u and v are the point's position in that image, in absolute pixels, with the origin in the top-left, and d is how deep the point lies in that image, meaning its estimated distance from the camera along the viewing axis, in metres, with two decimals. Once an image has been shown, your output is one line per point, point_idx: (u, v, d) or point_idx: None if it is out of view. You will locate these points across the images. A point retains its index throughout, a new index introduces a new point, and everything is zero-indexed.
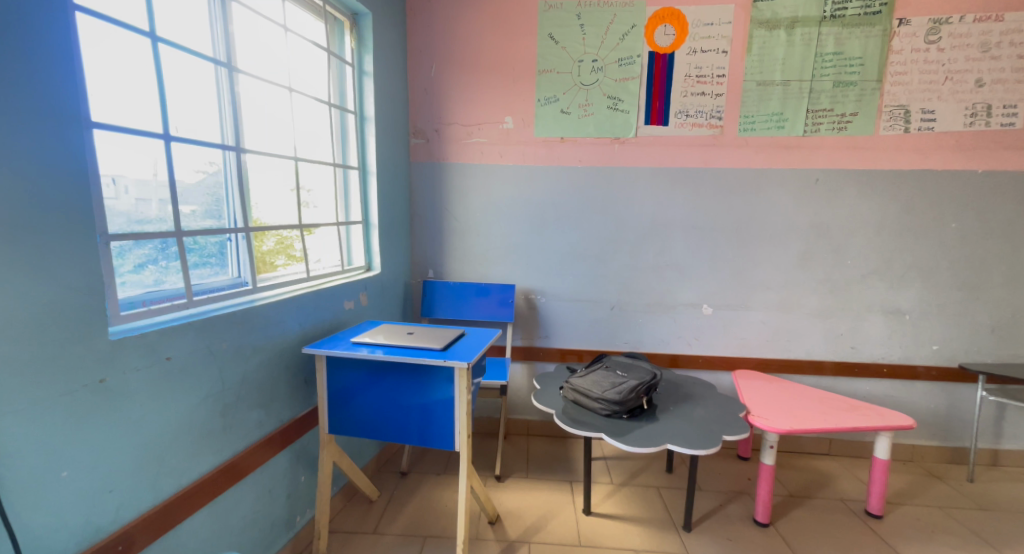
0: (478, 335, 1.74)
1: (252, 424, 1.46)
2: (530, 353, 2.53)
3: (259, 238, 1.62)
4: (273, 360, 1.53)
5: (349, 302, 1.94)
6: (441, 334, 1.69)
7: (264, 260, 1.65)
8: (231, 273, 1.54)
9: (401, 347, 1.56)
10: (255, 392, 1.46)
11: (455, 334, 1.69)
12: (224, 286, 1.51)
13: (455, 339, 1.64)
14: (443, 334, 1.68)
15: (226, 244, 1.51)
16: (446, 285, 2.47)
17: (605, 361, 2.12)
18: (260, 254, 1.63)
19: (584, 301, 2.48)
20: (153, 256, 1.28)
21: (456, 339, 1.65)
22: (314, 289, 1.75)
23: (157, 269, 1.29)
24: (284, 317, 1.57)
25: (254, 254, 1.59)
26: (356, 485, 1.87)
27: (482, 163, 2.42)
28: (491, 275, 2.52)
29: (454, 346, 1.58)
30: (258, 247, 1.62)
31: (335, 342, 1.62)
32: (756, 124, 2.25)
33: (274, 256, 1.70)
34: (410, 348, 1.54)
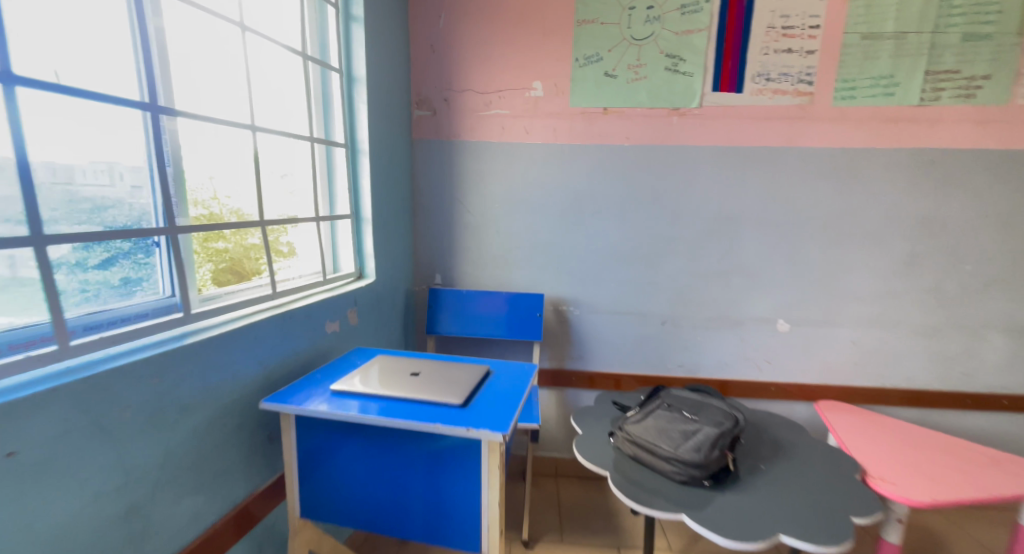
0: (509, 375, 1.26)
1: (182, 518, 1.00)
2: (560, 377, 2.07)
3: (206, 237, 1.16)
4: (214, 421, 1.05)
5: (332, 324, 1.46)
6: (459, 375, 1.21)
7: (217, 269, 1.20)
8: (161, 292, 1.08)
9: (403, 401, 1.08)
10: (183, 471, 0.99)
11: (479, 375, 1.21)
12: (139, 313, 1.03)
13: (479, 386, 1.17)
14: (462, 376, 1.20)
15: (150, 251, 1.05)
16: (458, 295, 1.98)
17: (663, 397, 1.66)
18: (211, 260, 1.18)
19: (626, 314, 2.01)
20: (125, 249, 1.00)
21: (480, 386, 1.17)
22: (280, 310, 1.26)
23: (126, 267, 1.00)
24: (230, 355, 1.09)
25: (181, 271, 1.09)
26: None
27: (502, 141, 1.92)
28: (512, 282, 2.04)
29: (479, 397, 1.11)
30: (239, 243, 1.26)
31: (308, 391, 1.14)
32: (858, 90, 1.74)
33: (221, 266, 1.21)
34: (416, 404, 1.07)
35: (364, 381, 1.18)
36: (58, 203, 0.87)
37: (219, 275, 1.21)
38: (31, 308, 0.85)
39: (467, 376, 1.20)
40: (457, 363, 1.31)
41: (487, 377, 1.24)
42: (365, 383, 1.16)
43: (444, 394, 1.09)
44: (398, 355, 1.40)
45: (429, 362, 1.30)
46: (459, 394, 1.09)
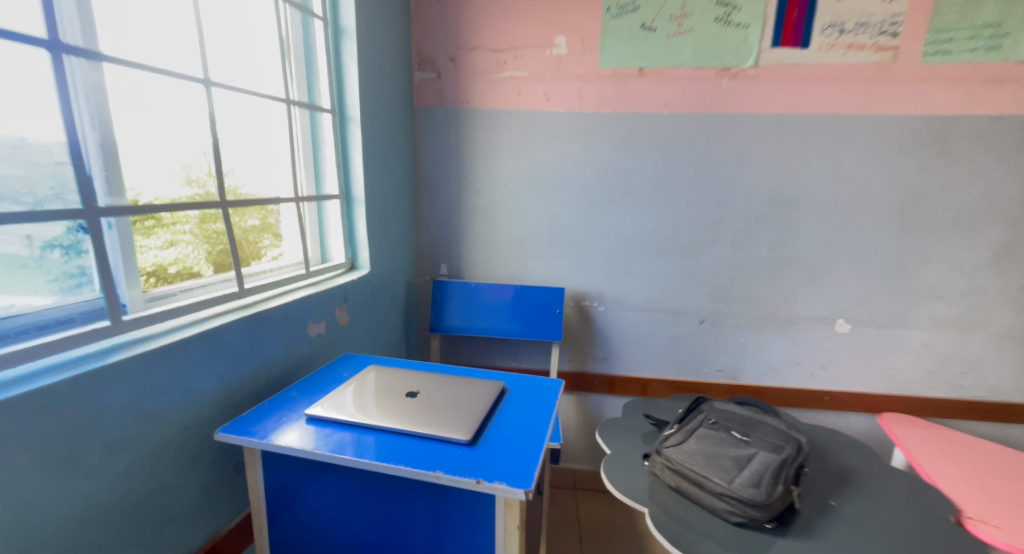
0: (527, 396, 1.02)
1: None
2: (582, 381, 1.84)
3: (205, 218, 1.05)
4: (153, 459, 0.83)
5: (315, 327, 1.23)
6: (466, 397, 0.97)
7: (214, 252, 1.08)
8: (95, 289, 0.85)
9: (397, 435, 0.85)
10: (109, 527, 0.77)
11: (493, 398, 0.98)
12: (64, 317, 0.81)
13: (492, 413, 0.93)
14: (470, 399, 0.96)
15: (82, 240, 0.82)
16: (466, 288, 1.73)
17: (704, 412, 1.43)
18: (208, 241, 1.06)
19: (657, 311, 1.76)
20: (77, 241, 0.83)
21: (493, 413, 0.94)
22: (247, 312, 1.03)
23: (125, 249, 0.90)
24: (174, 375, 0.86)
25: (154, 255, 0.96)
26: None
27: (518, 110, 1.65)
28: (527, 274, 1.79)
29: (492, 431, 0.87)
30: (238, 225, 1.13)
31: (277, 417, 0.92)
32: (954, 43, 1.43)
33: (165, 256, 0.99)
34: (413, 440, 0.83)
35: (349, 404, 0.95)
36: (58, 182, 0.79)
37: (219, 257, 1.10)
38: (35, 290, 0.78)
39: (477, 399, 0.97)
40: (464, 378, 1.07)
41: (501, 399, 1.00)
42: (350, 408, 0.93)
43: (449, 427, 0.85)
44: (394, 366, 1.16)
45: (431, 378, 1.07)
46: (467, 427, 0.86)
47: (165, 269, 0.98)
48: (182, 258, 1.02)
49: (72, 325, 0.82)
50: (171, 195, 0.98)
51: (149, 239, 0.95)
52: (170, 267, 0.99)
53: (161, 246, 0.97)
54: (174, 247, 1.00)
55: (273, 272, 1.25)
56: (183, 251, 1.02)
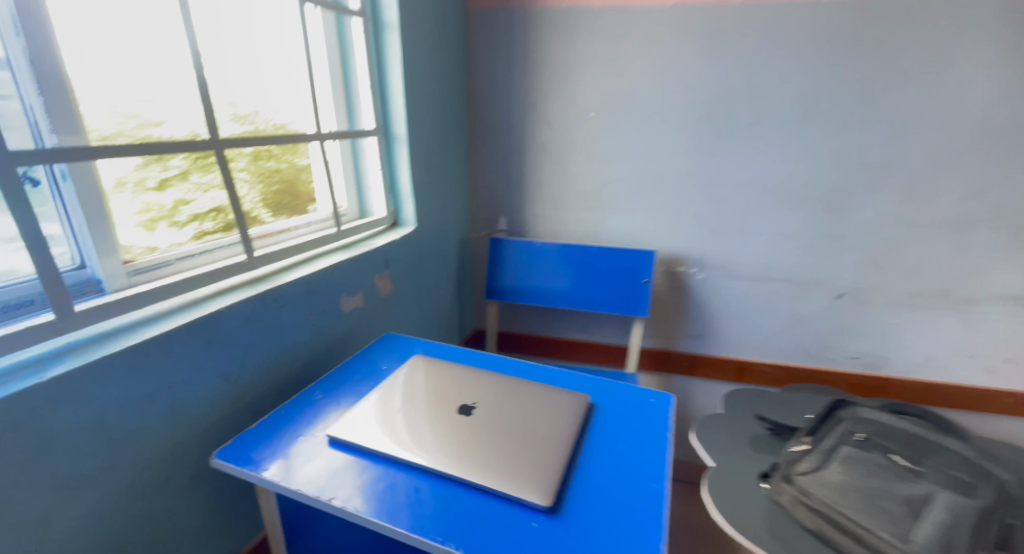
0: (621, 419, 0.73)
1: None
2: (667, 361, 1.54)
3: (260, 154, 0.88)
4: (135, 490, 0.62)
5: (349, 303, 0.99)
6: (541, 420, 0.70)
7: (270, 193, 0.92)
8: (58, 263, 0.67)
9: (450, 484, 0.60)
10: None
11: (577, 425, 0.70)
12: (19, 300, 0.60)
13: (579, 452, 0.66)
14: (546, 424, 0.69)
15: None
16: (531, 248, 1.43)
17: (846, 421, 1.14)
18: (263, 181, 0.90)
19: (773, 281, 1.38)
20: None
21: (580, 451, 0.66)
22: (257, 291, 0.79)
23: (185, 187, 0.77)
24: (150, 382, 0.63)
25: (211, 196, 0.81)
26: None
27: (608, 8, 1.22)
28: (607, 231, 1.45)
29: (583, 485, 0.60)
30: (291, 163, 0.98)
31: (291, 434, 0.70)
32: None
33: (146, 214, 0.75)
34: (472, 496, 0.58)
35: (384, 420, 0.71)
36: None
37: (276, 198, 0.95)
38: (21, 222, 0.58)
39: (556, 426, 0.69)
40: (534, 385, 0.80)
41: (589, 423, 0.72)
42: (385, 428, 0.69)
43: (523, 478, 0.59)
44: (442, 358, 0.91)
45: (490, 381, 0.80)
46: (550, 481, 0.59)
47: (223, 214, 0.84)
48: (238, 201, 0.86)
49: (33, 310, 0.61)
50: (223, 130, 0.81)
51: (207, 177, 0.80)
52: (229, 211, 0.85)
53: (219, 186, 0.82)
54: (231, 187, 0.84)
55: (300, 231, 1.01)
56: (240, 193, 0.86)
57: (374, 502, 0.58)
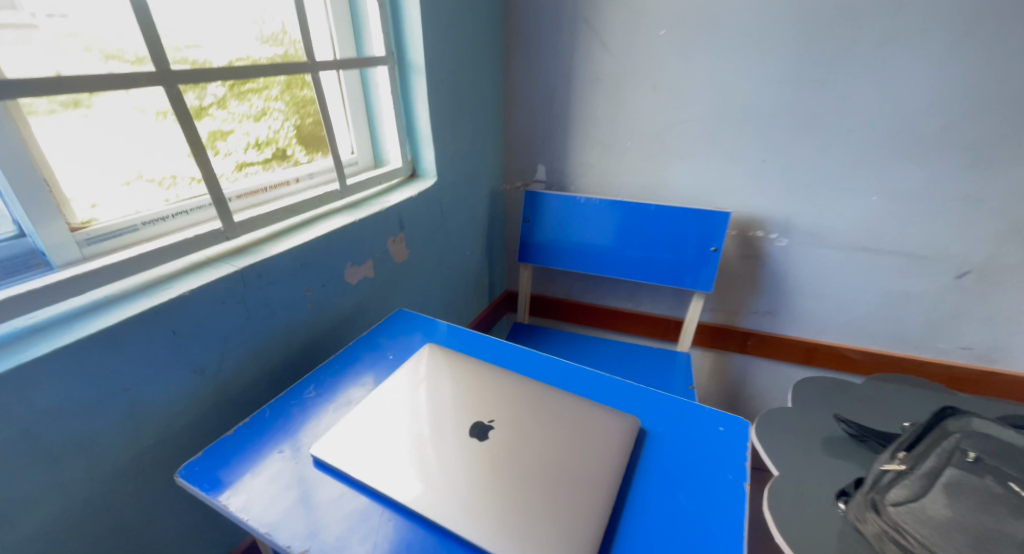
0: (675, 453, 0.57)
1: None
2: (726, 336, 1.35)
3: (293, 81, 0.79)
4: (93, 507, 0.54)
5: (356, 274, 0.86)
6: (573, 455, 0.55)
7: (305, 126, 0.84)
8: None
9: (451, 543, 0.49)
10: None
11: (620, 464, 0.54)
12: None
13: (621, 505, 0.51)
14: (579, 463, 0.54)
15: None
16: (574, 204, 1.21)
17: (957, 431, 0.89)
18: (298, 114, 0.82)
19: (873, 251, 1.12)
20: None
21: (624, 503, 0.51)
22: (234, 267, 0.65)
23: (222, 117, 0.70)
24: (96, 387, 0.52)
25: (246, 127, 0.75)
26: None
27: None
28: (666, 185, 1.21)
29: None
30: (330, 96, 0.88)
31: (275, 444, 0.59)
32: None
33: (94, 168, 0.61)
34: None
35: (379, 439, 0.58)
36: None
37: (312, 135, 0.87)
38: None
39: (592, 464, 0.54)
40: (566, 398, 0.64)
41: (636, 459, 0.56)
42: (379, 451, 0.56)
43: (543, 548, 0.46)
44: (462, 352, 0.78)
45: (515, 391, 0.66)
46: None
47: (258, 148, 0.77)
48: (272, 135, 0.79)
49: None
50: (253, 55, 0.73)
51: (241, 107, 0.73)
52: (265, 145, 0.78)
53: (253, 117, 0.75)
54: (264, 119, 0.77)
55: (301, 185, 0.85)
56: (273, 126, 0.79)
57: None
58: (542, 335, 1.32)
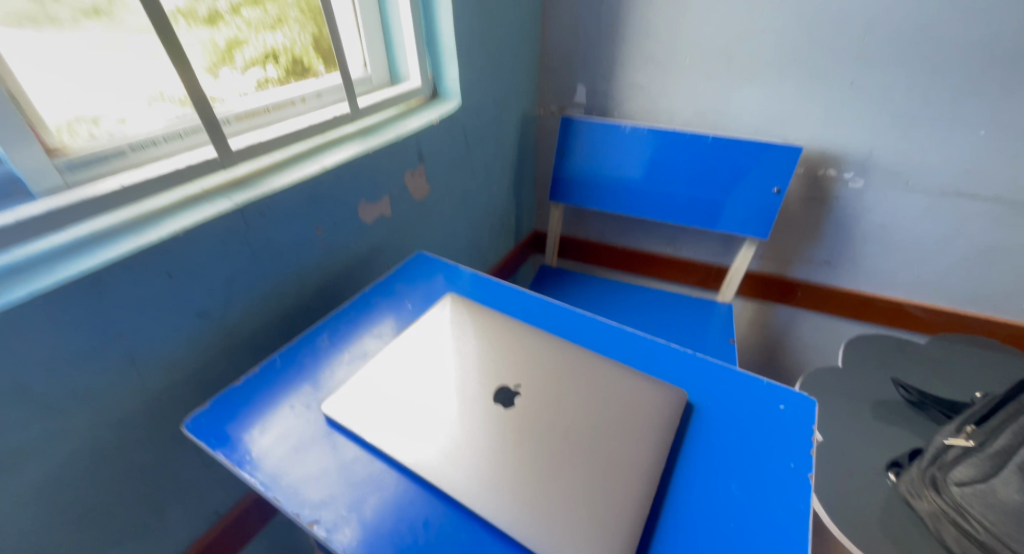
0: (726, 430, 0.50)
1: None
2: (775, 287, 1.23)
3: None
4: (103, 450, 0.52)
5: (372, 212, 0.78)
6: (608, 432, 0.49)
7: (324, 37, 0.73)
8: None
9: (472, 525, 0.44)
10: (56, 545, 0.51)
11: (662, 445, 0.48)
12: None
13: (663, 492, 0.45)
14: (616, 441, 0.48)
15: None
16: (616, 134, 1.07)
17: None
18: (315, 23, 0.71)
19: (967, 198, 0.96)
20: None
21: (666, 491, 0.45)
22: (234, 203, 0.57)
23: (235, 24, 0.62)
24: (89, 334, 0.48)
25: (262, 37, 0.67)
26: None
27: None
28: (725, 113, 1.05)
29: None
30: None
31: (285, 397, 0.55)
32: None
33: (67, 78, 0.51)
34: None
35: (393, 399, 0.54)
36: None
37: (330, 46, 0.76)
38: None
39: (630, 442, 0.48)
40: (601, 366, 0.58)
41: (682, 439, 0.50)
42: (392, 410, 0.52)
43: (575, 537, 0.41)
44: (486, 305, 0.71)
45: (544, 354, 0.60)
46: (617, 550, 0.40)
47: (276, 62, 0.70)
48: (290, 47, 0.71)
49: None
50: None
51: (256, 13, 0.65)
52: (281, 55, 0.70)
53: (269, 26, 0.67)
54: (281, 28, 0.69)
55: (310, 105, 0.75)
56: (290, 37, 0.71)
57: (368, 540, 0.43)
58: (570, 279, 1.24)
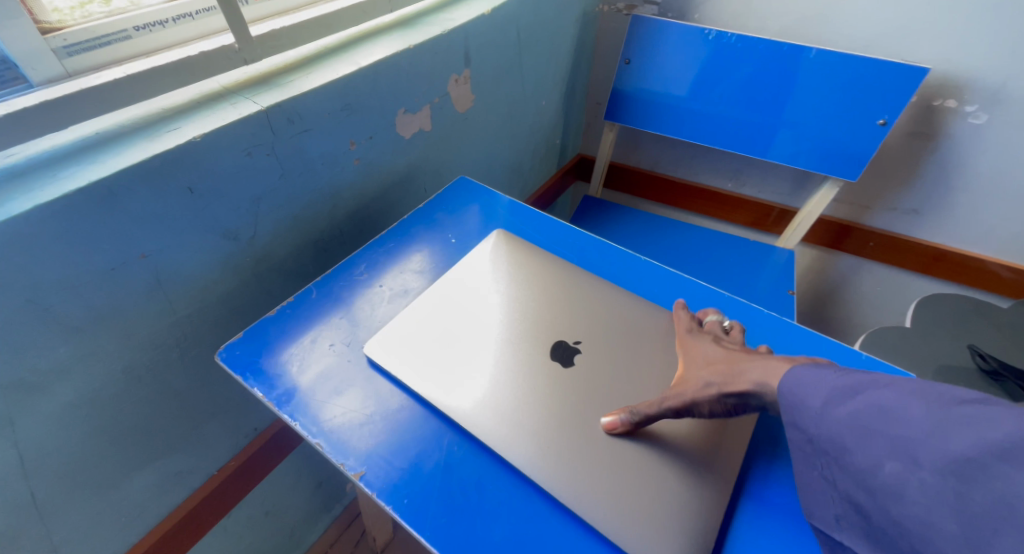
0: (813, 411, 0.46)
1: (143, 495, 0.58)
2: (845, 235, 1.11)
3: None
4: (133, 372, 0.50)
5: (410, 125, 0.68)
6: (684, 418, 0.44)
7: None
8: None
9: (531, 495, 0.41)
10: (95, 461, 0.50)
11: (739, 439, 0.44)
12: None
13: (742, 494, 0.42)
14: (693, 427, 0.43)
15: None
16: (695, 42, 0.90)
17: None
18: None
19: None
20: None
21: (743, 497, 0.42)
22: (259, 105, 0.48)
23: None
24: (106, 255, 0.42)
25: None
26: (366, 513, 0.95)
27: None
28: (834, 20, 0.86)
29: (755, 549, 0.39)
30: None
31: (321, 333, 0.51)
32: None
33: None
34: (561, 534, 0.39)
35: (432, 335, 0.49)
36: None
37: None
38: None
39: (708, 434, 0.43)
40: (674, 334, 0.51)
41: (764, 440, 0.47)
42: (430, 345, 0.49)
43: (651, 527, 0.37)
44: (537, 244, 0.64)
45: (605, 309, 0.54)
46: (704, 542, 0.37)
47: None
48: None
49: None
50: None
51: None
52: None
53: None
54: None
55: None
56: None
57: (418, 497, 0.40)
58: (618, 212, 1.14)
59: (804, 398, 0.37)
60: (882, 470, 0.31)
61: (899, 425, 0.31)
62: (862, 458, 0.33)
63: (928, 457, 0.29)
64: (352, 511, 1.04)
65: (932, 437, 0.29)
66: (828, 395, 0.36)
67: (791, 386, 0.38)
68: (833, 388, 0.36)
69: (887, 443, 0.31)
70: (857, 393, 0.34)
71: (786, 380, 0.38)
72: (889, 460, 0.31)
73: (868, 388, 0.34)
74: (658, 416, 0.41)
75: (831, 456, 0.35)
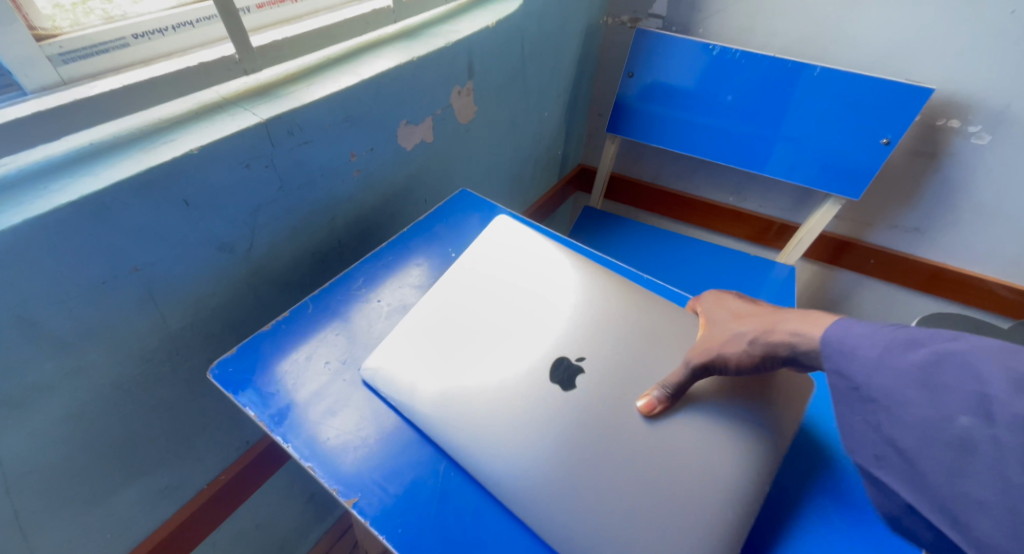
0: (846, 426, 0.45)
1: (129, 510, 0.56)
2: (848, 251, 1.11)
3: None
4: (123, 386, 0.48)
5: (412, 136, 0.67)
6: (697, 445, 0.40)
7: None
8: None
9: (526, 534, 0.39)
10: (81, 478, 0.49)
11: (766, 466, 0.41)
12: None
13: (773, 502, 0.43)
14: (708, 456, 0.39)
15: None
16: (698, 57, 0.90)
17: None
18: None
19: None
20: None
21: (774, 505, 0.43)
22: (258, 117, 0.47)
23: None
24: (96, 269, 0.41)
25: None
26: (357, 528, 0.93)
27: None
28: (837, 41, 0.86)
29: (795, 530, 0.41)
30: None
31: (318, 350, 0.50)
32: None
33: None
34: None
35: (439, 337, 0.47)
36: None
37: None
38: None
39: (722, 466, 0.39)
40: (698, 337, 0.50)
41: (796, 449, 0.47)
42: (442, 340, 0.47)
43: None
44: None
45: (607, 324, 0.49)
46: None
47: None
48: None
49: None
50: None
51: None
52: None
53: None
54: None
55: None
56: None
57: (411, 529, 0.39)
58: (619, 224, 1.13)
59: (857, 348, 0.36)
60: (951, 424, 0.30)
61: (979, 380, 0.29)
62: (931, 412, 0.31)
63: (1003, 412, 0.28)
64: (342, 525, 1.02)
65: (1009, 394, 0.28)
66: (887, 346, 0.34)
67: (840, 342, 0.37)
68: (896, 340, 0.34)
69: (960, 398, 0.30)
70: (923, 344, 0.33)
71: (835, 331, 0.38)
72: (962, 413, 0.29)
73: (935, 341, 0.32)
74: (685, 383, 0.42)
75: (884, 406, 0.34)
